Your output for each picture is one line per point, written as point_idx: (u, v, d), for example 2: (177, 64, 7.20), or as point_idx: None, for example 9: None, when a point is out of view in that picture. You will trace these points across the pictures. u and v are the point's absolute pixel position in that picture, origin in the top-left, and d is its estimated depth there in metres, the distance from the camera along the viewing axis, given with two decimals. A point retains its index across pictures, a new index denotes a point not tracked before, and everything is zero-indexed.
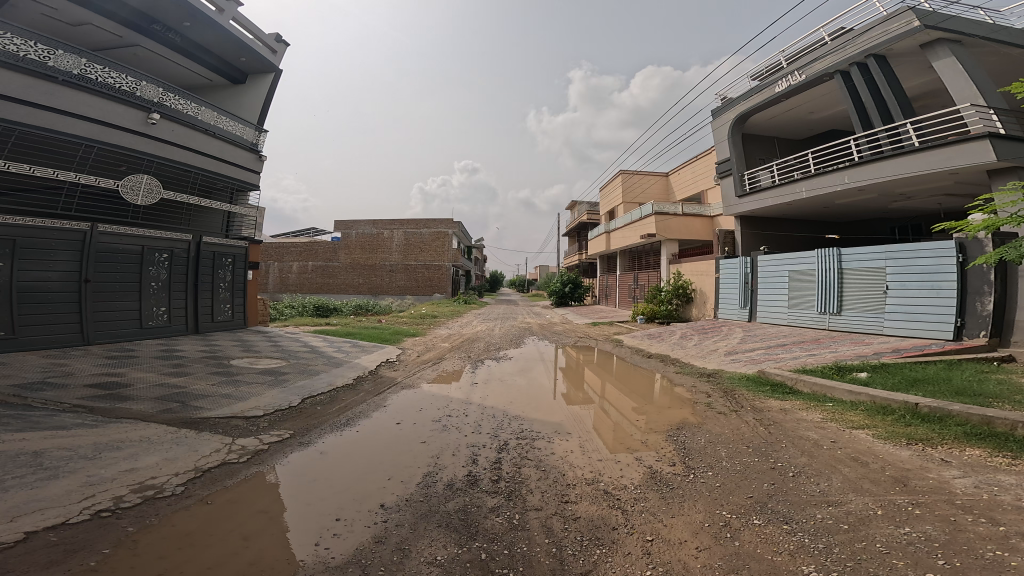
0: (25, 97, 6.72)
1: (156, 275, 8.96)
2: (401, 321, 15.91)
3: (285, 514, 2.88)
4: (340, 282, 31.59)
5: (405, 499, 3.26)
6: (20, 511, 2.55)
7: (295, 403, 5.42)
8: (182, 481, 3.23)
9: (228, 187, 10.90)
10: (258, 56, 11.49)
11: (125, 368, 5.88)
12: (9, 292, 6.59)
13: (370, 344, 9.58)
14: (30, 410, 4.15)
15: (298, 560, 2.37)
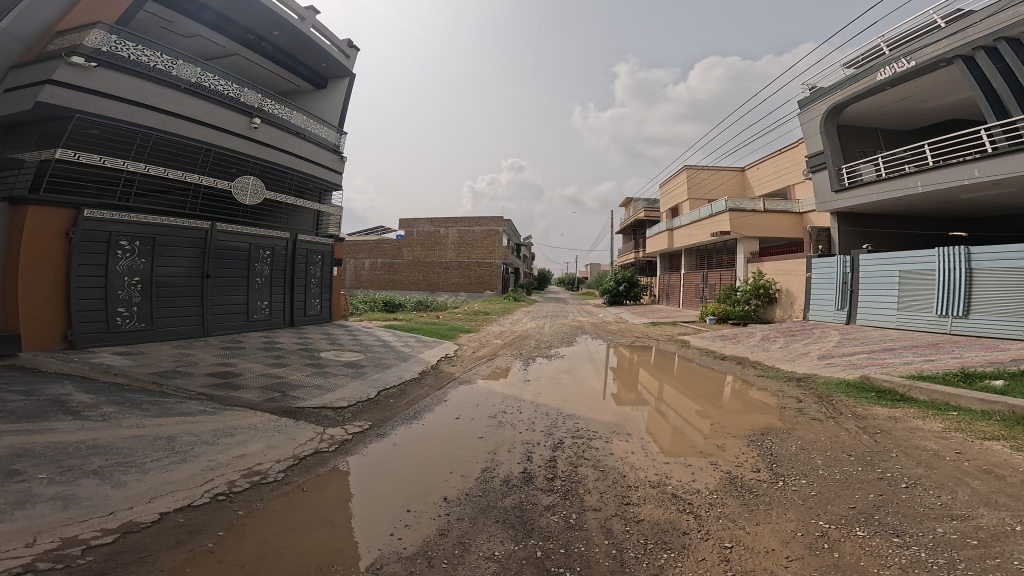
0: (158, 104, 7.88)
1: (260, 271, 10.13)
2: (456, 318, 16.52)
3: (362, 503, 3.17)
4: (404, 279, 33.21)
5: (467, 492, 3.45)
6: (155, 492, 3.07)
7: (372, 395, 5.89)
8: (282, 468, 3.69)
9: (316, 186, 12.00)
10: (336, 62, 12.50)
11: (236, 359, 6.77)
12: (149, 285, 7.78)
13: (432, 340, 10.06)
14: (164, 397, 4.95)
15: (374, 550, 2.59)
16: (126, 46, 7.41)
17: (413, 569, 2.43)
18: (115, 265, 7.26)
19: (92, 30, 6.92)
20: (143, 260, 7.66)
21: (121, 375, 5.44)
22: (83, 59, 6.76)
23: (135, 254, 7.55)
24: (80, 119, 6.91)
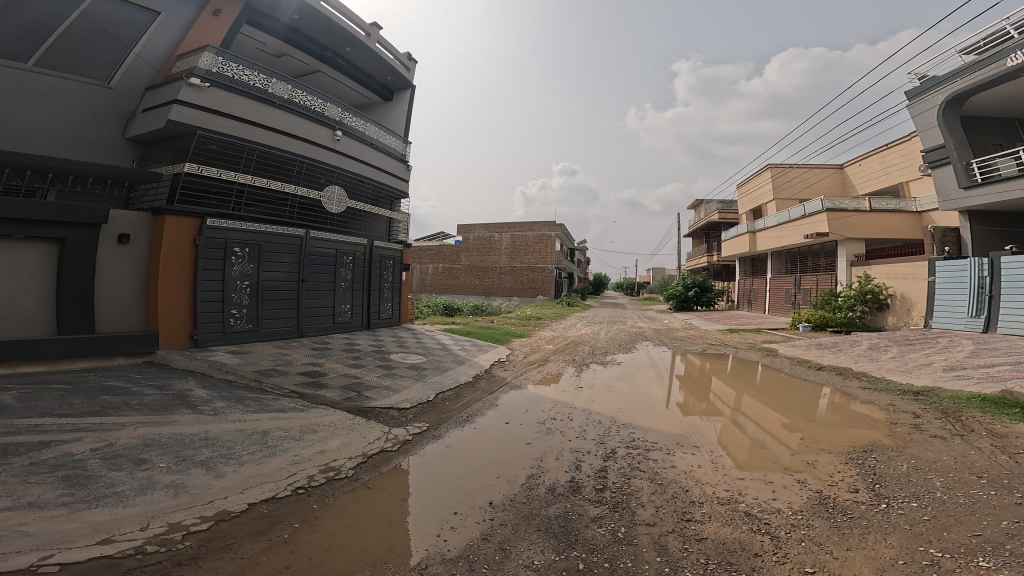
0: (258, 119, 8.75)
1: (345, 276, 10.81)
2: (509, 323, 16.68)
3: (415, 503, 3.39)
4: (461, 283, 34.19)
5: (511, 499, 3.55)
6: (246, 484, 3.49)
7: (432, 397, 6.20)
8: (353, 465, 4.03)
9: (387, 194, 12.76)
10: (398, 74, 13.21)
11: (323, 359, 7.43)
12: (256, 289, 8.48)
13: (488, 344, 10.32)
14: (263, 393, 5.57)
15: (422, 550, 2.77)
16: (231, 67, 8.34)
17: (456, 571, 2.57)
18: (230, 269, 8.02)
19: (204, 52, 7.92)
20: (252, 265, 8.39)
21: (228, 372, 6.20)
22: (197, 79, 7.72)
23: (246, 260, 8.30)
24: (200, 134, 7.87)
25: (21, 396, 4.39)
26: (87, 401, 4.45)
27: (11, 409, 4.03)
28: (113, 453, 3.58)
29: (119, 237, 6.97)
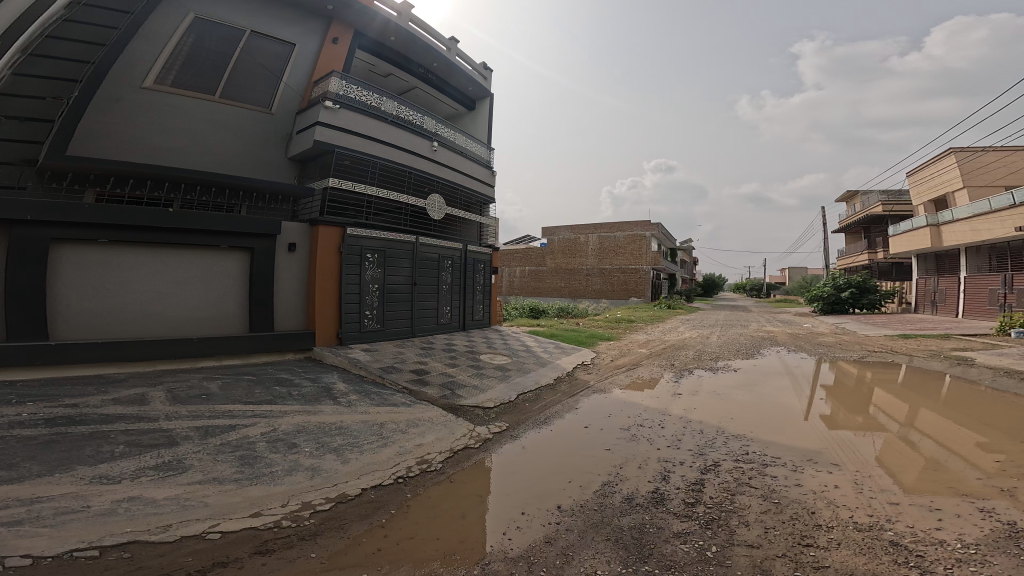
0: (373, 135, 8.91)
1: (453, 280, 10.91)
2: (597, 325, 16.41)
3: (489, 501, 3.58)
4: (547, 285, 34.42)
5: (582, 505, 3.58)
6: (362, 470, 4.00)
7: (513, 398, 6.43)
8: (442, 459, 4.39)
9: (478, 201, 12.62)
10: (477, 85, 13.22)
11: (429, 359, 7.81)
12: (382, 292, 8.75)
13: (569, 347, 10.30)
14: (383, 388, 6.12)
15: (488, 546, 2.95)
16: (352, 89, 8.72)
17: (517, 571, 2.70)
18: (363, 274, 8.35)
19: (330, 77, 8.33)
20: (380, 270, 8.67)
21: (355, 368, 6.72)
22: (330, 101, 8.14)
23: (375, 264, 8.58)
24: (337, 152, 8.23)
25: (223, 385, 5.46)
26: (260, 391, 5.40)
27: (215, 396, 5.09)
28: (275, 437, 4.36)
29: (289, 247, 7.67)
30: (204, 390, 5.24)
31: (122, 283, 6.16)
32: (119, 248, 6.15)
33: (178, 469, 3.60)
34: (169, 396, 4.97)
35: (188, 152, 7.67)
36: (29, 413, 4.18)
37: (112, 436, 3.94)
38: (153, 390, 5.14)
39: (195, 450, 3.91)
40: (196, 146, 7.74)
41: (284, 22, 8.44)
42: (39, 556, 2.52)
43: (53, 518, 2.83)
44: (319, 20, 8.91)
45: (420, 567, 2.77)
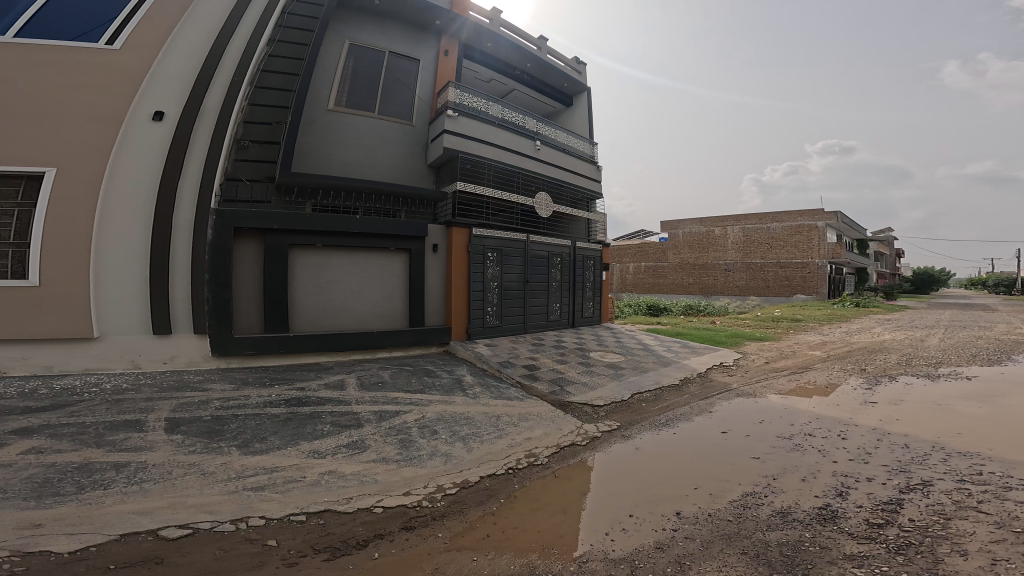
0: (485, 138, 8.64)
1: (569, 278, 10.09)
2: (745, 325, 14.17)
3: (591, 501, 3.34)
4: (671, 282, 31.11)
5: (710, 514, 2.98)
6: (482, 458, 4.05)
7: (626, 397, 5.75)
8: (549, 454, 4.21)
9: (586, 197, 11.49)
10: (574, 80, 11.84)
11: (540, 354, 7.36)
12: (501, 290, 8.41)
13: (701, 346, 8.99)
14: (499, 381, 6.03)
15: (587, 544, 2.78)
16: (467, 96, 8.60)
17: (615, 572, 2.48)
18: (485, 272, 8.10)
19: (449, 88, 8.36)
20: (499, 268, 8.34)
21: (479, 362, 6.80)
22: (451, 110, 8.13)
23: (495, 263, 8.28)
24: (460, 158, 8.19)
25: (393, 373, 6.01)
26: (415, 380, 5.79)
27: (388, 383, 5.61)
28: (423, 423, 4.58)
29: (432, 248, 7.71)
30: (381, 377, 5.82)
31: (331, 282, 6.86)
32: (330, 251, 6.86)
33: (360, 447, 4.07)
34: (359, 383, 5.58)
35: (362, 165, 7.91)
36: (271, 395, 5.10)
37: (323, 417, 4.59)
38: (348, 376, 5.82)
39: (374, 432, 4.34)
40: (366, 159, 7.98)
41: (411, 38, 8.82)
42: (264, 517, 3.12)
43: (279, 486, 3.49)
44: (429, 33, 9.05)
45: (519, 557, 2.74)
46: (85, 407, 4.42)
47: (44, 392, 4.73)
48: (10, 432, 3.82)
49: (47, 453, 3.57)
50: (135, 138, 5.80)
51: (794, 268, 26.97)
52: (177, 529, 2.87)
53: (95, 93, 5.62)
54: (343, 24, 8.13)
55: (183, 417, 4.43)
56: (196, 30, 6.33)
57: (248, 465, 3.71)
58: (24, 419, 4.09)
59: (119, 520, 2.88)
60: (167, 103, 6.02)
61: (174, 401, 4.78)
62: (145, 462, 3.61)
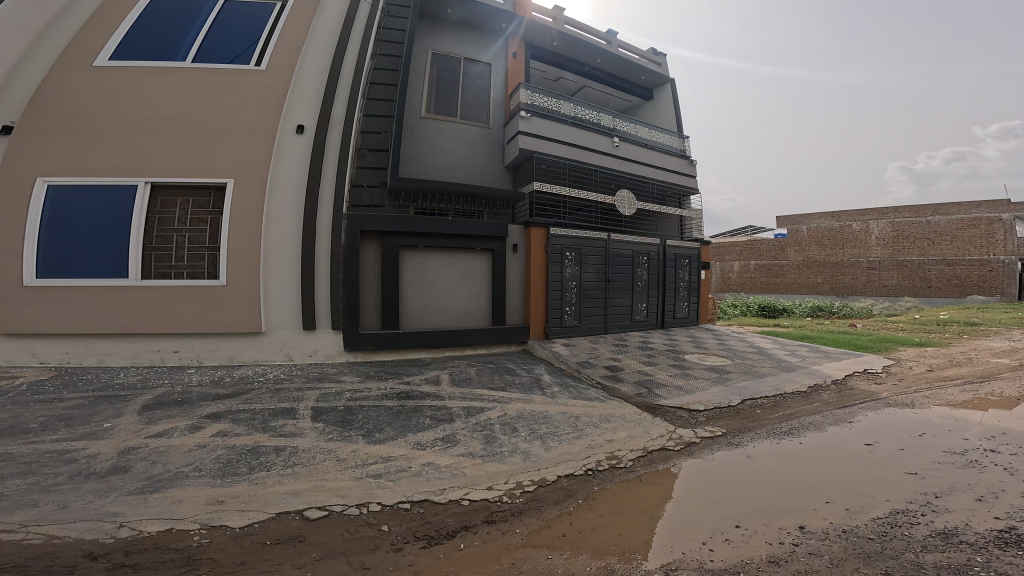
0: (557, 136, 8.59)
1: (651, 276, 9.40)
2: (896, 328, 11.76)
3: (682, 507, 2.94)
4: (789, 280, 25.89)
5: (845, 531, 2.41)
6: (560, 458, 3.83)
7: (735, 402, 5.04)
8: (634, 457, 3.85)
9: (675, 193, 10.84)
10: (652, 72, 11.26)
11: (622, 355, 6.98)
12: (581, 290, 8.16)
13: (832, 351, 7.61)
14: (578, 381, 5.79)
15: (678, 551, 2.44)
16: (538, 98, 8.73)
17: None
18: (563, 271, 7.92)
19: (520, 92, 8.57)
20: (578, 267, 8.11)
21: (555, 361, 6.62)
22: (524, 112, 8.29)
23: (573, 262, 8.07)
24: (536, 158, 8.32)
25: (478, 370, 6.13)
26: (497, 377, 5.83)
27: (473, 379, 5.73)
28: (504, 420, 4.53)
29: (513, 248, 7.67)
30: (467, 374, 5.95)
31: (430, 282, 7.04)
32: (429, 253, 7.04)
33: (453, 441, 4.09)
34: (451, 378, 5.77)
35: (450, 169, 8.36)
36: (380, 388, 5.37)
37: (423, 411, 4.74)
38: (442, 372, 6.03)
39: (463, 427, 4.36)
40: (454, 163, 8.43)
41: (484, 44, 9.17)
42: (381, 502, 3.29)
43: (393, 473, 3.65)
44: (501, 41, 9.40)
45: (596, 559, 2.54)
46: (255, 394, 5.06)
47: (228, 379, 5.46)
48: (204, 417, 4.46)
49: (230, 436, 4.14)
50: (285, 151, 6.49)
51: (969, 265, 21.17)
52: (316, 510, 3.14)
53: (254, 114, 6.43)
54: (426, 37, 8.70)
55: (325, 404, 4.86)
56: (321, 53, 7.07)
57: (372, 454, 3.92)
58: (210, 405, 4.77)
59: (276, 500, 3.22)
60: (306, 117, 6.70)
61: (318, 391, 5.23)
62: (297, 447, 4.03)
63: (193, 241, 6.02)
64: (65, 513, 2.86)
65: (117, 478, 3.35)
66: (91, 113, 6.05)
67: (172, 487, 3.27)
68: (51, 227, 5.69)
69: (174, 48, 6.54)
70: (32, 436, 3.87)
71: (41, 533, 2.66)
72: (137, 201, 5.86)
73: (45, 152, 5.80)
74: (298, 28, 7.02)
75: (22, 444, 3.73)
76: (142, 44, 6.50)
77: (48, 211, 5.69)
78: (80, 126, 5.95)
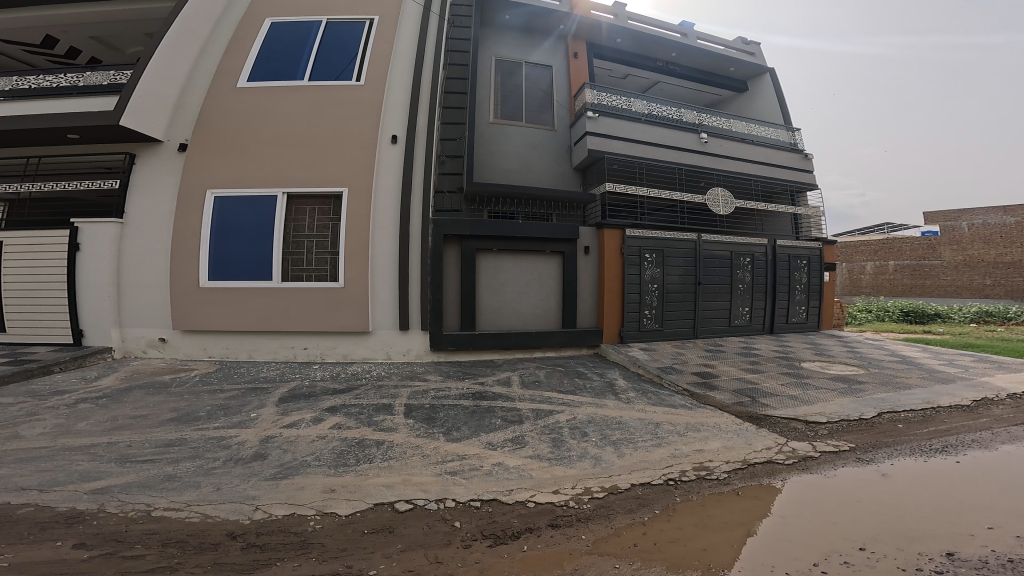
0: (633, 136, 8.26)
1: (745, 278, 8.67)
2: None
3: (787, 524, 2.49)
4: (944, 283, 19.31)
5: (1011, 560, 2.00)
6: (634, 466, 3.51)
7: (869, 415, 4.17)
8: (728, 469, 3.36)
9: (786, 189, 9.80)
10: (745, 62, 10.46)
11: (716, 362, 6.34)
12: (663, 292, 7.85)
13: (1011, 360, 6.04)
14: (661, 388, 5.34)
15: (780, 572, 2.07)
16: (605, 96, 8.43)
17: None
18: (643, 273, 7.67)
19: (585, 91, 8.31)
20: (659, 269, 7.79)
21: (633, 366, 6.25)
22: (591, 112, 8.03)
23: (654, 264, 7.78)
24: (607, 158, 7.98)
25: (547, 372, 6.09)
26: (567, 381, 5.71)
27: (542, 382, 5.67)
28: (574, 424, 4.35)
29: (584, 250, 7.51)
30: (537, 376, 5.93)
31: (502, 284, 7.10)
32: (501, 255, 7.10)
33: (520, 443, 4.01)
34: (519, 380, 5.78)
35: (517, 172, 8.24)
36: (453, 387, 5.55)
37: (493, 412, 4.76)
38: (509, 373, 6.09)
39: (531, 429, 4.28)
40: (522, 167, 8.33)
41: (545, 47, 9.11)
42: (456, 499, 3.24)
43: (466, 472, 3.59)
44: (562, 43, 9.24)
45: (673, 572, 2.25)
46: (363, 389, 5.45)
47: (344, 375, 5.97)
48: (324, 410, 4.81)
49: (343, 429, 4.39)
50: (383, 159, 6.74)
51: None
52: (404, 503, 3.16)
53: (359, 124, 6.72)
54: (489, 45, 8.81)
55: (415, 403, 5.03)
56: (405, 60, 7.19)
57: (449, 452, 3.92)
58: (328, 399, 5.17)
59: (375, 491, 3.30)
60: (397, 126, 6.90)
61: (409, 389, 5.50)
62: (393, 441, 4.13)
63: (317, 246, 6.49)
64: (217, 494, 3.13)
65: (258, 465, 3.65)
66: (230, 130, 6.65)
67: (297, 475, 3.49)
68: (217, 234, 6.43)
69: (290, 68, 6.99)
70: (200, 424, 4.39)
71: (198, 512, 2.93)
72: (279, 208, 6.43)
73: (204, 168, 6.52)
74: (386, 37, 7.16)
75: (193, 430, 4.27)
76: (264, 66, 7.01)
77: (217, 218, 6.44)
78: (227, 143, 6.60)
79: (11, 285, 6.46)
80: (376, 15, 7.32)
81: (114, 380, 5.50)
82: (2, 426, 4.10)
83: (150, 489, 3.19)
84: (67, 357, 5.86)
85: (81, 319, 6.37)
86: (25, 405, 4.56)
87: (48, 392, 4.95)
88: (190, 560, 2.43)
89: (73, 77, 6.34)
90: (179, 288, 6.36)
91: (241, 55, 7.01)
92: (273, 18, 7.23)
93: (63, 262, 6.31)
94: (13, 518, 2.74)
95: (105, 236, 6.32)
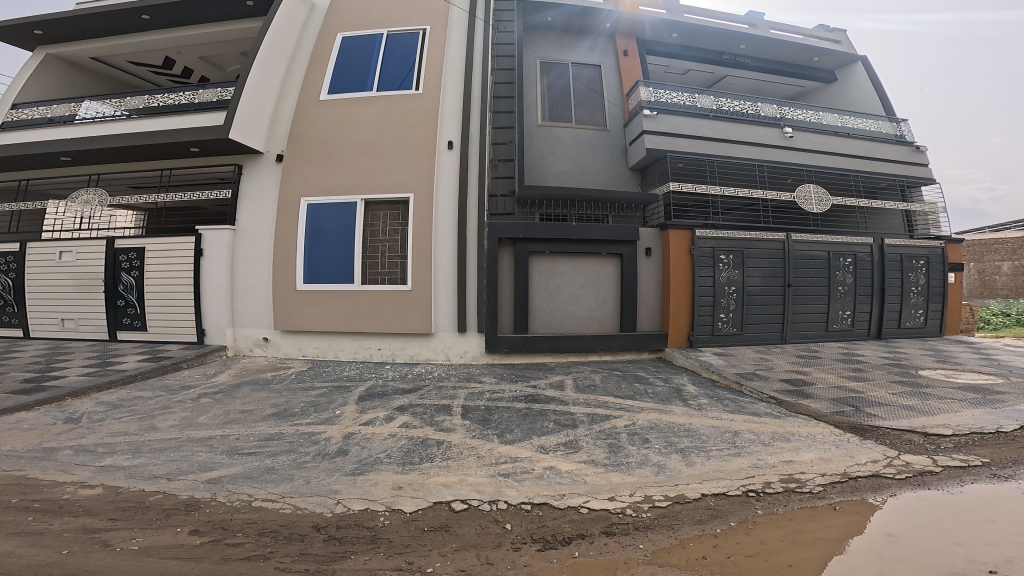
0: (703, 133, 7.88)
1: (844, 279, 7.76)
2: None
3: (902, 544, 2.15)
4: None
5: None
6: (707, 475, 3.17)
7: (1010, 429, 3.48)
8: (824, 483, 2.90)
9: (893, 183, 8.69)
10: (832, 51, 9.66)
11: (811, 368, 5.58)
12: (742, 295, 7.32)
13: None
14: (739, 395, 4.84)
15: None
16: (663, 94, 8.17)
17: None
18: (718, 276, 7.25)
19: (640, 88, 8.11)
20: (737, 271, 7.30)
21: (706, 372, 5.77)
22: (647, 109, 7.88)
23: (731, 266, 7.31)
24: (669, 157, 7.71)
25: (605, 377, 5.85)
26: (626, 386, 5.41)
27: (599, 387, 5.44)
28: (633, 430, 4.12)
29: (645, 252, 7.25)
30: (593, 381, 5.71)
31: (557, 287, 7.07)
32: (556, 258, 7.08)
33: (575, 447, 3.85)
34: (577, 385, 5.59)
35: (572, 174, 8.34)
36: (512, 389, 5.55)
37: (547, 415, 4.65)
38: (567, 377, 5.96)
39: (586, 434, 4.10)
40: (577, 169, 8.38)
41: (597, 48, 9.14)
42: (507, 501, 3.10)
43: (518, 474, 3.47)
44: (608, 40, 9.24)
45: None
46: (428, 390, 5.65)
47: (410, 376, 6.26)
48: (395, 409, 5.05)
49: (409, 428, 4.54)
50: (442, 165, 7.17)
51: None
52: (460, 502, 3.08)
53: (421, 131, 7.25)
54: (538, 48, 9.01)
55: (472, 404, 5.10)
56: (457, 65, 7.65)
57: (504, 454, 3.86)
58: (398, 398, 5.43)
59: (436, 490, 3.28)
60: (455, 134, 7.32)
61: (466, 391, 5.59)
62: (451, 442, 4.17)
63: (389, 251, 7.02)
64: (307, 488, 3.30)
65: (340, 460, 3.83)
66: (315, 148, 7.47)
67: (370, 471, 3.60)
68: (306, 244, 7.22)
69: (362, 80, 7.70)
70: (295, 420, 4.80)
71: (291, 503, 3.08)
72: (358, 215, 7.07)
73: (299, 179, 7.37)
74: (440, 45, 7.68)
75: (289, 426, 4.66)
76: (342, 80, 7.77)
77: (307, 227, 7.23)
78: (316, 156, 7.41)
79: (150, 297, 7.69)
80: (428, 24, 7.85)
81: (228, 377, 6.29)
82: (143, 417, 4.79)
83: (253, 480, 3.45)
84: (192, 355, 6.87)
85: (204, 320, 7.47)
86: (161, 398, 5.35)
87: (178, 388, 5.77)
88: (280, 549, 2.52)
89: (189, 94, 7.71)
90: (276, 294, 7.19)
91: (322, 73, 7.83)
92: (344, 35, 8.00)
93: (192, 269, 7.47)
94: (145, 504, 3.04)
95: (221, 245, 7.41)
